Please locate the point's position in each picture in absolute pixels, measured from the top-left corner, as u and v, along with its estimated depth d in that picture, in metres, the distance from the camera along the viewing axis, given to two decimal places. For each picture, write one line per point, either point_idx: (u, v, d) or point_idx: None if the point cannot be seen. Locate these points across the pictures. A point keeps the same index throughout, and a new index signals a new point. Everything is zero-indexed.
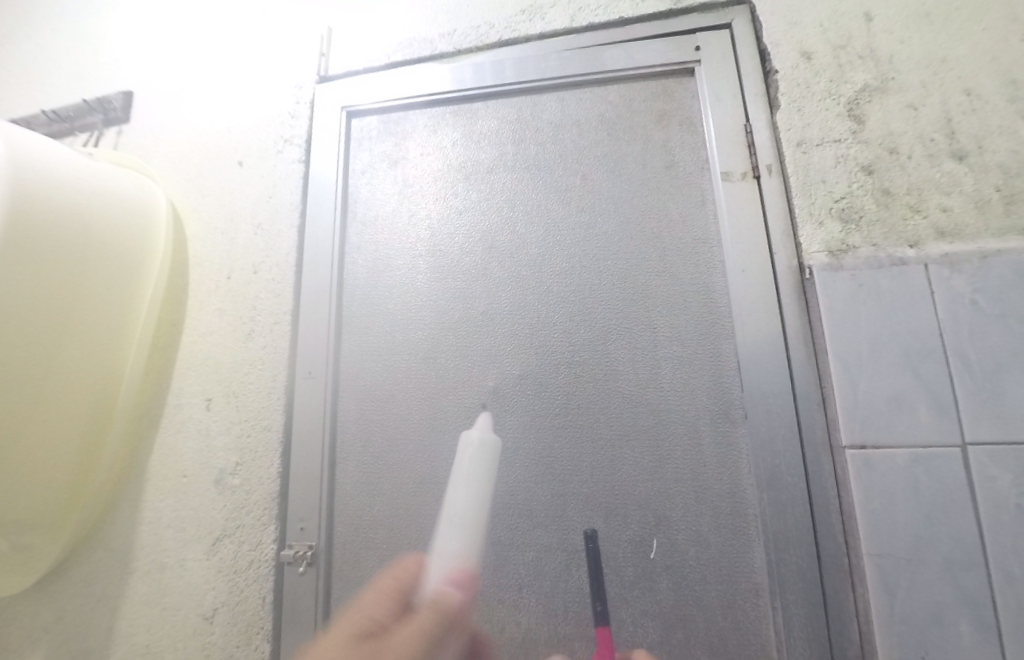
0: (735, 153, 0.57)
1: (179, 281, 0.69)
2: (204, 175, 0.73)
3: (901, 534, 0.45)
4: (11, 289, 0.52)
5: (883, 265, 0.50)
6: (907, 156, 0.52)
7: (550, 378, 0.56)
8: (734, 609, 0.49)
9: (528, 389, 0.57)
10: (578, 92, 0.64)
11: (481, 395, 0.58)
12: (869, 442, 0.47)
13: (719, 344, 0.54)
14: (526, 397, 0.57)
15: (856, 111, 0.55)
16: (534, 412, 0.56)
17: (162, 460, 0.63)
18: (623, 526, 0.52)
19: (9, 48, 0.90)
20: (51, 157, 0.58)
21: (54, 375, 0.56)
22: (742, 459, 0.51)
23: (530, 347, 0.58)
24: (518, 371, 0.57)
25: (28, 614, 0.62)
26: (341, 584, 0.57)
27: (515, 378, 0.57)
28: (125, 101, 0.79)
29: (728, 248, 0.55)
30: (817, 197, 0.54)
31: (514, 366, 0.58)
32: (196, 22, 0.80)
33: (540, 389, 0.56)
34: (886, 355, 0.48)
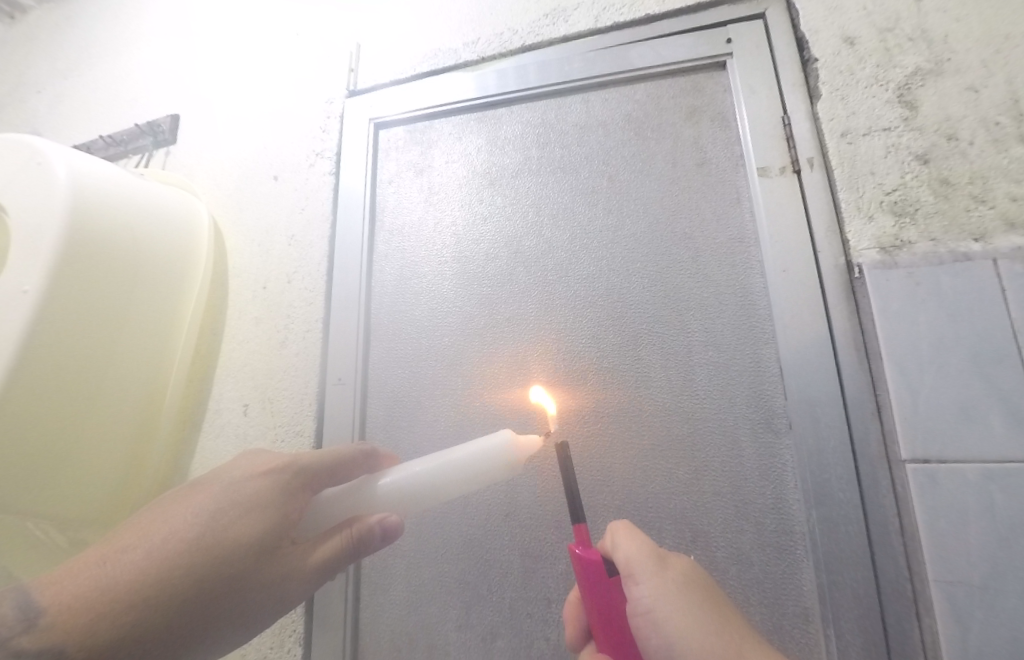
0: (772, 148, 0.54)
1: (219, 292, 0.73)
2: (244, 191, 0.76)
3: (973, 558, 0.40)
4: (71, 298, 0.55)
5: (943, 261, 0.46)
6: (967, 143, 0.48)
7: (580, 386, 0.55)
8: (781, 635, 0.44)
9: (557, 397, 0.55)
10: (603, 92, 0.63)
11: (508, 402, 0.57)
12: (932, 456, 0.43)
13: (759, 348, 0.51)
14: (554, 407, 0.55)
15: (907, 97, 0.51)
16: (561, 418, 0.55)
17: (207, 463, 0.66)
18: (657, 541, 0.49)
19: (71, 80, 0.97)
20: (104, 177, 0.62)
21: (106, 381, 0.58)
22: (787, 472, 0.47)
23: (557, 353, 0.56)
24: (543, 377, 0.56)
25: None
26: (371, 591, 0.57)
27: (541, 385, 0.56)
28: (172, 125, 0.84)
29: (767, 245, 0.52)
30: (866, 190, 0.50)
31: (540, 372, 0.56)
32: (236, 47, 0.85)
33: (569, 397, 0.55)
34: (949, 359, 0.44)
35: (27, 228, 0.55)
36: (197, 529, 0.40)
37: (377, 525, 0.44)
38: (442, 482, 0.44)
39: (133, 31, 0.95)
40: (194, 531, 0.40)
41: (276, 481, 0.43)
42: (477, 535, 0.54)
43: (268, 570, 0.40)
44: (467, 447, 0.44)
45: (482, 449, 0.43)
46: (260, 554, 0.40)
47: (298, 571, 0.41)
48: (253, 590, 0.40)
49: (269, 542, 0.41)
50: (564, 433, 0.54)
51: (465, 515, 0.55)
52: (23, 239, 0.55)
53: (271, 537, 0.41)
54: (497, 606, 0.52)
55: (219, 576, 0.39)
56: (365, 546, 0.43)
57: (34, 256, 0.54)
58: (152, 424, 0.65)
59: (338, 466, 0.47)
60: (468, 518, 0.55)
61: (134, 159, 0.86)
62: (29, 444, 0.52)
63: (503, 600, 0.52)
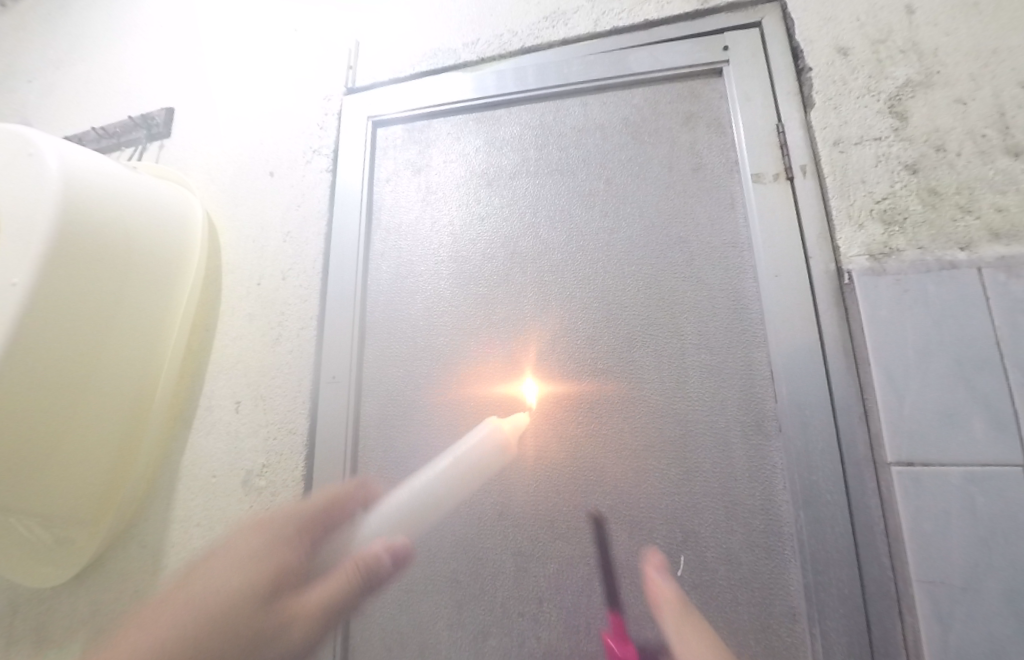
0: (767, 154, 0.55)
1: (213, 288, 0.73)
2: (237, 187, 0.76)
3: (954, 559, 0.41)
4: (59, 300, 0.54)
5: (930, 269, 0.47)
6: (955, 154, 0.49)
7: (576, 384, 0.55)
8: (768, 634, 0.45)
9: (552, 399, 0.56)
10: (601, 95, 0.64)
11: (508, 402, 0.57)
12: (917, 459, 0.44)
13: (751, 352, 0.52)
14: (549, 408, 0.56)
15: (897, 107, 0.52)
16: (556, 416, 0.55)
17: (195, 461, 0.65)
18: (648, 541, 0.50)
19: (63, 70, 0.96)
20: (97, 171, 0.61)
21: (95, 381, 0.58)
22: (776, 474, 0.48)
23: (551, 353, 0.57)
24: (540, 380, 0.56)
25: (65, 610, 0.65)
26: None
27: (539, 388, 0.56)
28: (166, 117, 0.83)
29: (760, 251, 0.53)
30: (856, 198, 0.51)
31: (536, 373, 0.57)
32: (233, 40, 0.84)
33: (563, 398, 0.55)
34: (934, 365, 0.45)
35: (16, 220, 0.55)
36: (194, 592, 0.39)
37: (384, 549, 0.40)
38: (433, 491, 0.42)
39: (128, 21, 0.94)
40: (190, 594, 0.38)
41: (273, 531, 0.43)
42: (470, 534, 0.55)
43: (271, 623, 0.37)
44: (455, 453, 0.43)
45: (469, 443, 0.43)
46: (260, 606, 0.38)
47: (307, 615, 0.38)
48: (263, 647, 0.36)
49: (271, 591, 0.39)
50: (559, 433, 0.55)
51: (457, 514, 0.55)
52: (13, 233, 0.54)
53: (267, 585, 0.39)
54: (489, 607, 0.52)
55: (218, 633, 0.36)
56: (377, 572, 0.40)
57: (27, 250, 0.53)
58: (141, 422, 0.64)
59: (334, 509, 0.46)
60: (460, 517, 0.55)
61: (127, 152, 0.85)
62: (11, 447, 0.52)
63: (495, 600, 0.52)
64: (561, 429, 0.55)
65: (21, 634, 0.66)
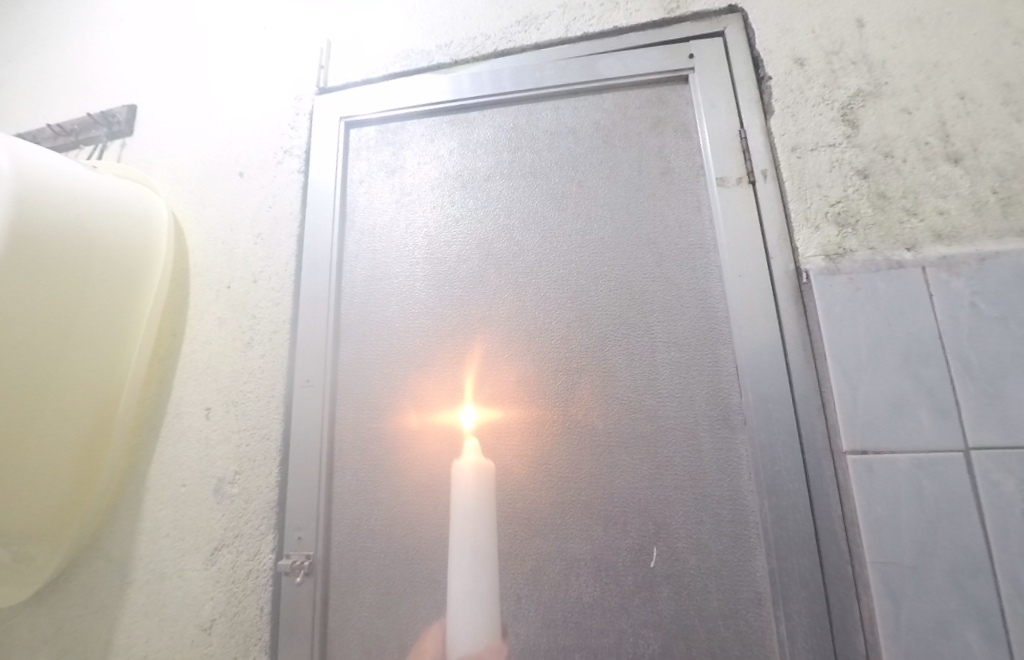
0: (731, 159, 0.57)
1: (179, 291, 0.71)
2: (204, 188, 0.74)
3: (904, 540, 0.44)
4: (12, 310, 0.53)
5: (880, 268, 0.50)
6: (902, 160, 0.52)
7: (508, 399, 0.57)
8: (736, 618, 0.47)
9: (488, 419, 0.57)
10: (573, 99, 0.65)
11: (448, 425, 0.58)
12: (870, 446, 0.47)
13: (718, 349, 0.54)
14: (485, 430, 0.57)
15: (849, 116, 0.55)
16: (492, 437, 0.56)
17: (164, 469, 0.64)
18: (621, 534, 0.51)
19: (12, 63, 0.92)
20: (53, 171, 0.59)
21: (53, 387, 0.56)
22: (742, 465, 0.51)
23: (488, 371, 0.58)
24: (476, 401, 0.58)
25: (26, 627, 0.62)
26: (340, 595, 0.56)
27: (475, 410, 0.57)
28: (128, 115, 0.80)
29: (725, 252, 0.55)
30: (812, 202, 0.54)
31: (472, 394, 0.58)
32: (198, 36, 0.82)
33: (498, 417, 0.57)
34: (885, 359, 0.48)
35: None
36: None
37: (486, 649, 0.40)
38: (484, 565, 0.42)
39: (84, 13, 0.91)
40: None
41: None
42: (448, 533, 0.55)
43: None
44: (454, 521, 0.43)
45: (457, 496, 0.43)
46: None
47: None
48: None
49: None
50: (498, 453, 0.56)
51: (436, 515, 0.56)
52: None
53: None
54: None
55: None
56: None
57: None
58: (105, 431, 0.62)
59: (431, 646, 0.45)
60: (439, 518, 0.56)
61: (86, 151, 0.82)
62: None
63: None
64: (500, 449, 0.56)
65: None
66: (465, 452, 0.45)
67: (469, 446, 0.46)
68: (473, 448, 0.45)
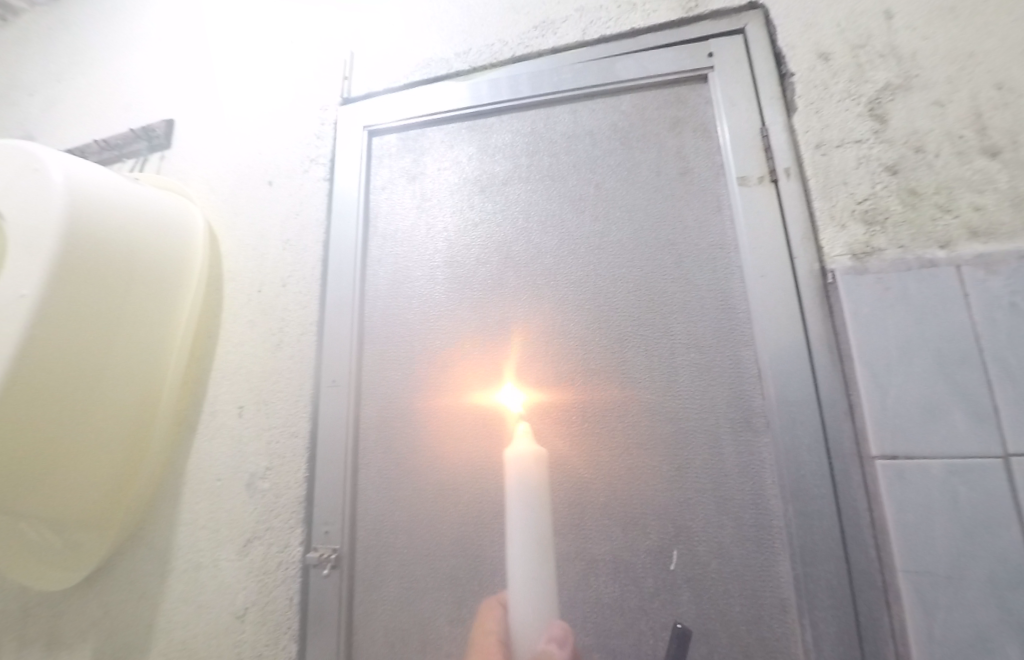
0: (752, 158, 0.56)
1: (214, 296, 0.74)
2: (237, 196, 0.77)
3: (938, 548, 0.43)
4: (66, 313, 0.56)
5: (910, 267, 0.48)
6: (934, 155, 0.51)
7: (551, 381, 0.57)
8: (760, 624, 0.47)
9: (530, 400, 0.58)
10: (591, 102, 0.65)
11: (489, 404, 0.59)
12: (900, 451, 0.45)
13: (739, 351, 0.53)
14: (526, 410, 0.57)
15: (877, 110, 0.53)
16: (534, 418, 0.57)
17: (200, 465, 0.67)
18: (642, 536, 0.51)
19: (61, 84, 0.98)
20: (100, 183, 0.62)
21: (101, 386, 0.60)
22: (765, 469, 0.50)
23: (526, 353, 0.59)
24: (517, 381, 0.58)
25: (75, 612, 0.66)
26: (365, 589, 0.58)
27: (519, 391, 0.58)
28: (166, 129, 0.85)
29: (747, 252, 0.54)
30: (838, 200, 0.52)
31: (513, 375, 0.59)
32: (230, 52, 0.86)
33: (540, 399, 0.57)
34: (916, 361, 0.46)
35: (22, 231, 0.56)
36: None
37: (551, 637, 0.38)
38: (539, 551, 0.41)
39: (125, 35, 0.96)
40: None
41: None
42: (468, 532, 0.56)
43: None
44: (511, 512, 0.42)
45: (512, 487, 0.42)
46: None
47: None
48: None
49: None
50: (539, 435, 0.56)
51: (457, 513, 0.57)
52: (20, 243, 0.56)
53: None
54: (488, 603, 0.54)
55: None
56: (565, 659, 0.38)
57: (33, 260, 0.54)
58: (147, 429, 0.66)
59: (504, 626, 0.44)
60: (461, 516, 0.57)
61: (128, 164, 0.87)
62: (13, 464, 0.53)
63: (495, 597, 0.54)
64: (540, 430, 0.57)
65: (30, 638, 0.68)
66: (516, 441, 0.43)
67: (520, 434, 0.44)
68: (525, 436, 0.44)
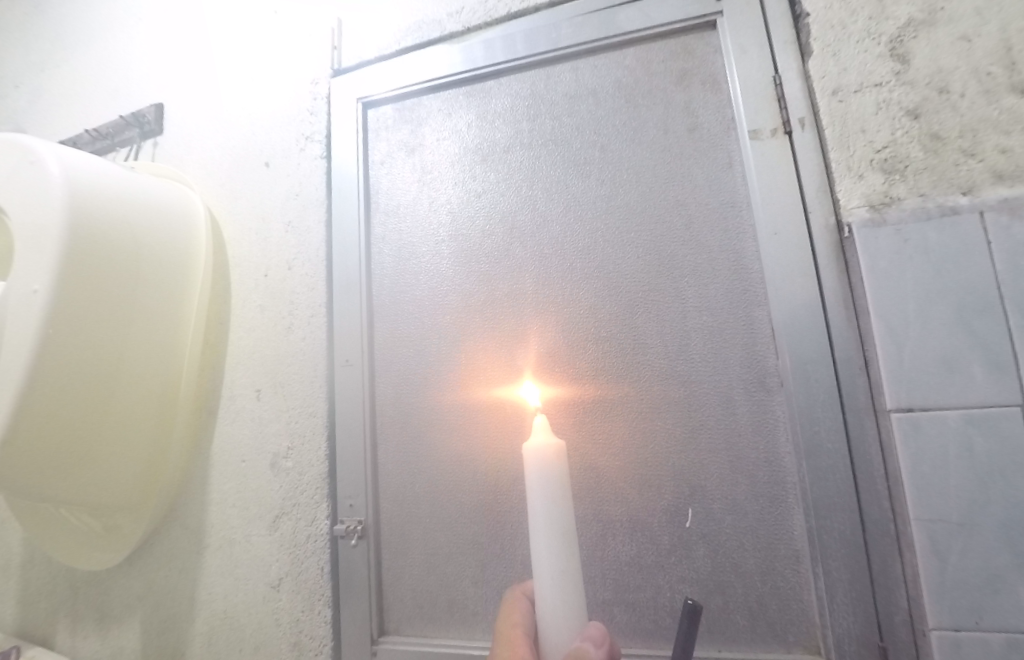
0: (764, 109, 0.54)
1: (222, 282, 0.74)
2: (235, 179, 0.76)
3: (953, 497, 0.43)
4: (81, 307, 0.57)
5: (931, 216, 0.47)
6: (959, 95, 0.48)
7: (573, 374, 0.57)
8: (774, 574, 0.48)
9: (547, 396, 0.57)
10: (593, 59, 0.62)
11: (509, 401, 0.58)
12: (917, 404, 0.45)
13: (752, 311, 0.52)
14: (544, 406, 0.57)
15: (899, 50, 0.50)
16: (552, 413, 0.57)
17: (224, 447, 0.69)
18: (657, 496, 0.52)
19: (46, 71, 0.95)
20: (97, 173, 0.62)
21: (122, 376, 0.61)
22: (779, 428, 0.50)
23: (544, 350, 0.58)
24: (535, 379, 0.57)
25: (121, 587, 0.70)
26: (392, 557, 0.60)
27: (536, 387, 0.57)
28: (157, 113, 0.83)
29: (759, 208, 0.53)
30: (856, 149, 0.50)
31: (531, 374, 0.58)
32: (213, 28, 0.83)
33: (557, 394, 0.57)
34: (935, 313, 0.45)
35: (26, 227, 0.56)
36: None
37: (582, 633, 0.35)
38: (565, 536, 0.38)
39: (105, 14, 0.92)
40: None
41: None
42: (488, 500, 0.58)
43: None
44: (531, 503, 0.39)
45: (531, 478, 0.38)
46: None
47: None
48: None
49: None
50: (557, 430, 0.56)
51: (478, 482, 0.58)
52: (26, 240, 0.56)
53: None
54: (511, 565, 0.56)
55: None
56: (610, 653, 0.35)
57: (41, 256, 0.55)
58: (170, 415, 0.68)
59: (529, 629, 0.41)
60: (481, 485, 0.58)
61: (123, 152, 0.86)
62: (47, 454, 0.56)
63: (516, 559, 0.56)
64: (560, 425, 0.56)
65: (83, 612, 0.72)
66: (534, 432, 0.40)
67: (537, 425, 0.40)
68: (542, 427, 0.40)
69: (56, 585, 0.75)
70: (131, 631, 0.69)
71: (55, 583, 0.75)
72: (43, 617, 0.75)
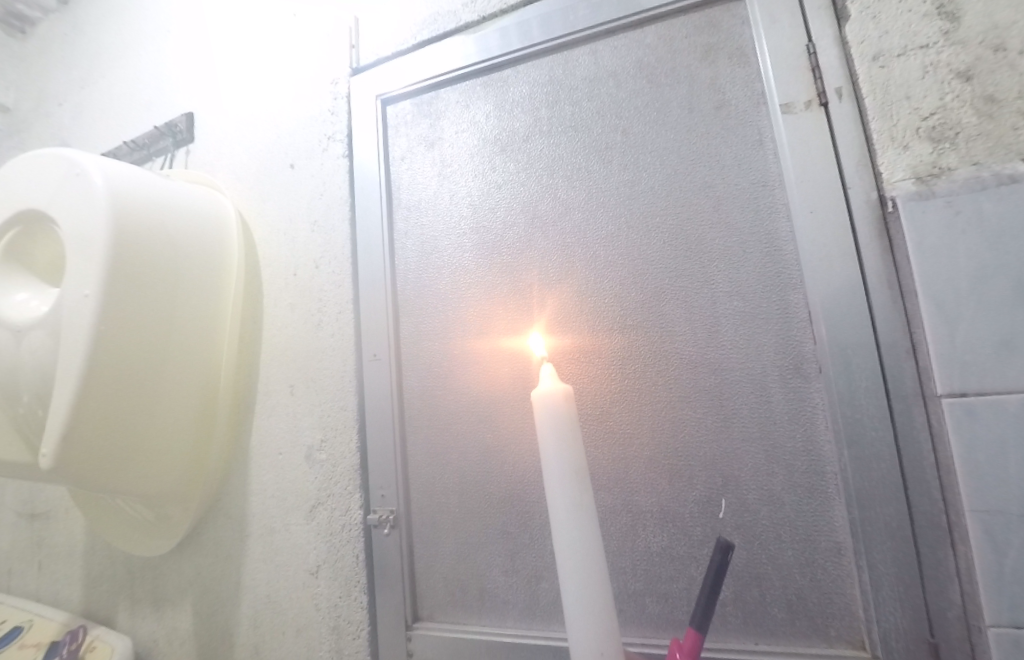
0: (797, 80, 0.51)
1: (254, 282, 0.77)
2: (262, 181, 0.78)
3: (1013, 488, 0.40)
4: (127, 308, 0.59)
5: (986, 186, 0.43)
6: (1017, 52, 0.44)
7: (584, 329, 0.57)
8: (814, 567, 0.46)
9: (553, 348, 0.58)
10: (612, 40, 0.60)
11: (521, 348, 0.59)
12: (971, 389, 0.42)
13: (787, 295, 0.50)
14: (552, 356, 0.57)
15: (947, 7, 0.46)
16: (560, 363, 0.57)
17: (262, 440, 0.72)
18: (689, 487, 0.51)
19: (86, 88, 1.00)
20: (136, 181, 0.64)
21: (165, 373, 0.64)
22: (817, 415, 0.48)
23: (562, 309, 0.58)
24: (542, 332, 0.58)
25: (173, 573, 0.75)
26: (424, 546, 0.61)
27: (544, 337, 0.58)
28: (188, 123, 0.86)
29: (793, 187, 0.50)
30: (900, 117, 0.47)
31: (538, 326, 0.59)
32: (237, 35, 0.85)
33: (563, 347, 0.57)
34: (990, 291, 0.42)
35: (74, 235, 0.59)
36: None
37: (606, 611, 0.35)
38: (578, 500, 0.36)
39: (137, 30, 0.96)
40: None
41: None
42: (518, 490, 0.58)
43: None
44: (545, 449, 0.37)
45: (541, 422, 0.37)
46: None
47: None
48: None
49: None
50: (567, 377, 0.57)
51: (506, 472, 0.58)
52: (75, 246, 0.58)
53: None
54: (542, 555, 0.56)
55: None
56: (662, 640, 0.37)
57: (88, 261, 0.57)
58: (211, 411, 0.71)
59: None
60: (509, 476, 0.58)
61: (158, 161, 0.90)
62: (101, 449, 0.59)
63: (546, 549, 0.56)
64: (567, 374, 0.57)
65: (140, 597, 0.77)
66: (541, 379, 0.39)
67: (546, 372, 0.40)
68: (550, 374, 0.39)
69: (115, 571, 0.81)
70: (183, 613, 0.73)
71: (114, 569, 0.81)
72: (106, 600, 0.81)
